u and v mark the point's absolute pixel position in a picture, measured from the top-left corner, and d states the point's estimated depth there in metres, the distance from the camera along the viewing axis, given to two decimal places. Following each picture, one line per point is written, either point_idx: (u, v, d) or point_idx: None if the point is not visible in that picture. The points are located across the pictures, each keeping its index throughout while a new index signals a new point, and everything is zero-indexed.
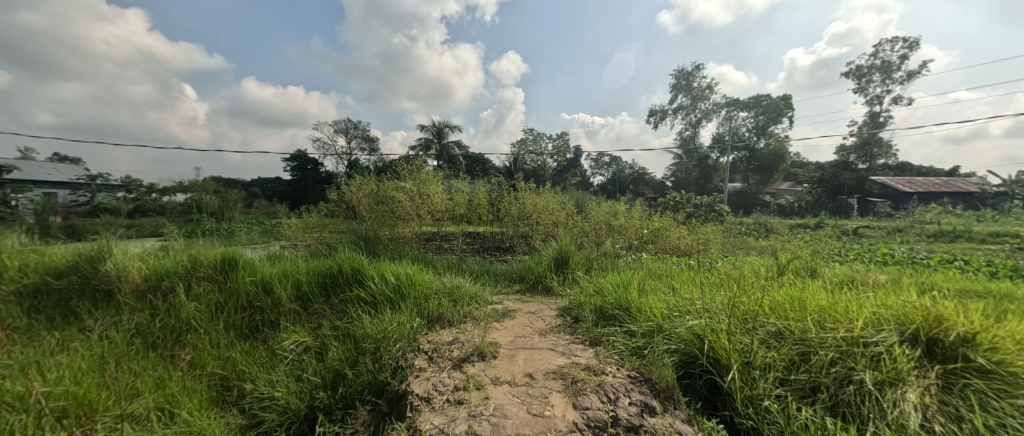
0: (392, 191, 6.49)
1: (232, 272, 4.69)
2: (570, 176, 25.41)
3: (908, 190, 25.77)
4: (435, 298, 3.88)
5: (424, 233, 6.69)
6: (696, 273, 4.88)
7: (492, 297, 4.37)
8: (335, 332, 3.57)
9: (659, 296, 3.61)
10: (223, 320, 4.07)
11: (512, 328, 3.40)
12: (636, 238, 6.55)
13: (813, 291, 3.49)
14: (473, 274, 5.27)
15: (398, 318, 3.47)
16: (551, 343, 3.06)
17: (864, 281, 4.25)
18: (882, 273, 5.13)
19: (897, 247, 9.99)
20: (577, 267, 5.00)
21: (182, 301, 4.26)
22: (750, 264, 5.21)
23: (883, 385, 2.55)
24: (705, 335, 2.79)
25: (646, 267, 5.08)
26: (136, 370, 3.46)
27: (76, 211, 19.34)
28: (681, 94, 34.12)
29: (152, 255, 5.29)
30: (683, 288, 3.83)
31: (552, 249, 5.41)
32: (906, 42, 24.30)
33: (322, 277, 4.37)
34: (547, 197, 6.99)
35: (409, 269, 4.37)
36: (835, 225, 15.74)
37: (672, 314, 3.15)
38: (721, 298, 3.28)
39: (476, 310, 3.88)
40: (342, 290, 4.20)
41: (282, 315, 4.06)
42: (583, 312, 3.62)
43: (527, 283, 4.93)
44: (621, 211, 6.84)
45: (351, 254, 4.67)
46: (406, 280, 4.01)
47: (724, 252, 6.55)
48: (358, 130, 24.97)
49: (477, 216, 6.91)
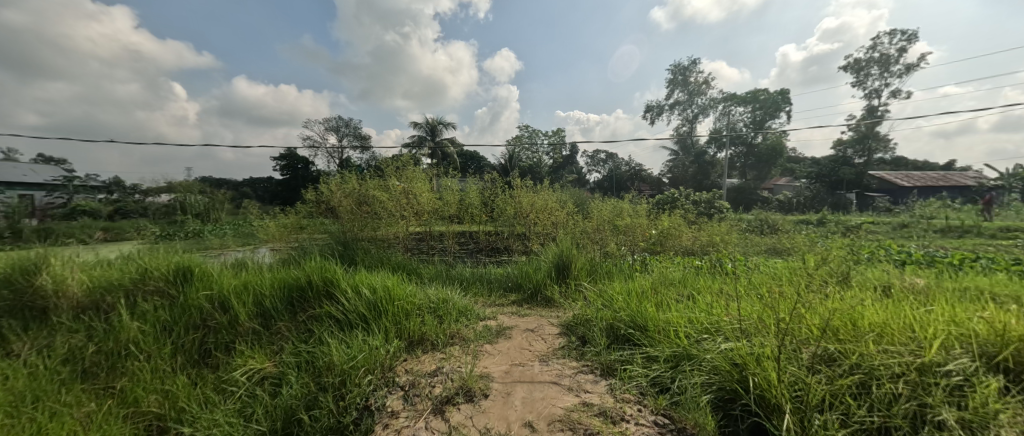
0: (375, 189, 5.90)
1: (187, 285, 4.09)
2: (567, 172, 24.91)
3: (906, 184, 25.56)
4: (417, 315, 3.32)
5: (411, 236, 6.11)
6: (714, 280, 4.36)
7: (484, 311, 3.81)
8: (297, 360, 3.00)
9: (680, 310, 3.08)
10: (171, 343, 3.48)
11: (508, 353, 2.86)
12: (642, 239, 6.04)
13: (860, 304, 2.98)
14: (463, 283, 4.71)
15: (372, 342, 2.91)
16: (556, 374, 2.52)
17: (907, 289, 3.75)
18: (916, 276, 4.65)
19: (909, 244, 9.58)
20: (580, 273, 4.46)
21: (124, 321, 3.65)
22: (773, 269, 4.70)
23: (970, 428, 2.05)
24: (746, 365, 2.27)
25: (657, 273, 4.55)
26: (55, 410, 2.87)
27: (53, 213, 18.51)
28: (678, 89, 33.64)
29: (100, 265, 4.66)
30: (707, 301, 3.30)
31: (551, 253, 4.87)
32: (904, 34, 24.02)
33: (289, 290, 3.79)
34: (544, 195, 6.43)
35: (389, 279, 3.80)
36: (838, 221, 15.34)
37: (700, 336, 2.63)
38: (758, 316, 2.75)
39: (466, 329, 3.33)
40: (311, 306, 3.63)
41: (239, 336, 3.48)
42: (592, 331, 3.08)
43: (524, 293, 4.38)
44: (625, 210, 6.32)
45: (324, 263, 4.09)
46: (384, 293, 3.44)
47: (737, 253, 6.05)
48: (348, 128, 24.19)
49: (469, 217, 6.35)
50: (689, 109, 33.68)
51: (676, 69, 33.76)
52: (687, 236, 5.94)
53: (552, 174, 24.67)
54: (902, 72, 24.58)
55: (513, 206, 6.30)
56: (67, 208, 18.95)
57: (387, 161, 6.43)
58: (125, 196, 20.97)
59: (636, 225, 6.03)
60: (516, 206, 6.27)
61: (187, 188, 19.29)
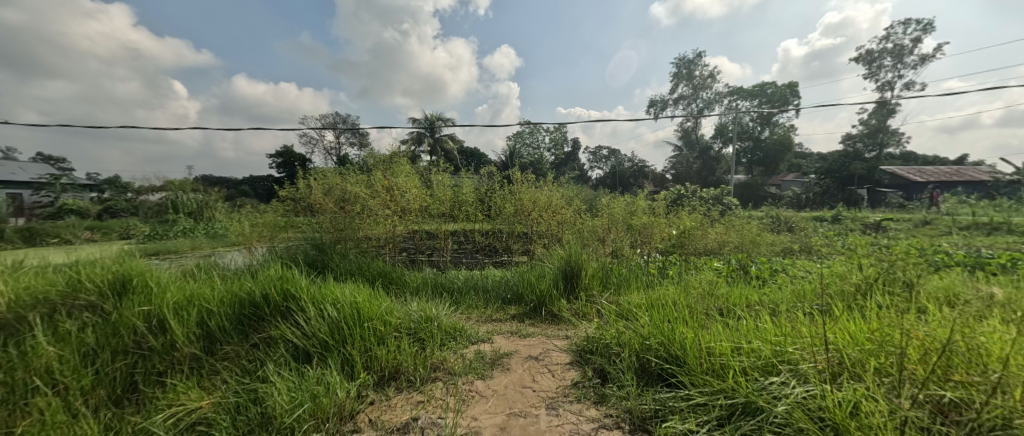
0: (357, 186, 5.19)
1: (125, 299, 3.42)
2: (569, 169, 24.17)
3: (919, 179, 24.76)
4: (392, 340, 2.66)
5: (397, 238, 5.41)
6: (751, 292, 3.67)
7: (477, 330, 3.15)
8: (236, 402, 2.33)
9: (725, 334, 2.40)
10: (91, 372, 2.81)
11: (504, 395, 2.19)
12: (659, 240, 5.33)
13: (960, 326, 2.29)
14: (454, 294, 4.03)
15: (328, 378, 2.25)
16: (572, 431, 1.85)
17: (997, 301, 3.05)
18: (984, 282, 3.96)
19: (941, 242, 8.85)
20: (592, 282, 3.79)
21: (37, 343, 2.96)
22: (819, 278, 4.01)
23: None
24: (841, 425, 1.61)
25: (681, 284, 3.88)
26: None
27: (38, 213, 17.87)
28: (682, 84, 32.79)
29: (31, 273, 3.98)
30: (756, 323, 2.62)
31: (556, 257, 4.19)
32: (920, 24, 23.19)
33: (241, 306, 3.12)
34: (548, 190, 5.73)
35: (362, 293, 3.13)
36: (854, 218, 14.60)
37: (763, 378, 1.96)
38: (836, 347, 2.08)
39: (454, 357, 2.66)
40: (265, 325, 2.97)
41: (175, 364, 2.82)
42: (613, 362, 2.41)
43: (525, 306, 3.70)
44: (638, 207, 5.62)
45: (286, 273, 3.42)
46: (352, 312, 2.78)
47: (765, 256, 5.36)
48: (342, 124, 23.45)
49: (463, 214, 5.66)
50: (694, 104, 32.84)
51: (680, 63, 32.95)
52: (709, 236, 5.24)
53: (554, 171, 23.94)
54: (916, 63, 23.76)
55: (513, 203, 5.60)
56: (54, 208, 18.32)
57: (371, 153, 5.72)
58: (116, 195, 20.29)
59: (652, 223, 5.34)
60: (517, 202, 5.57)
61: (176, 186, 18.62)
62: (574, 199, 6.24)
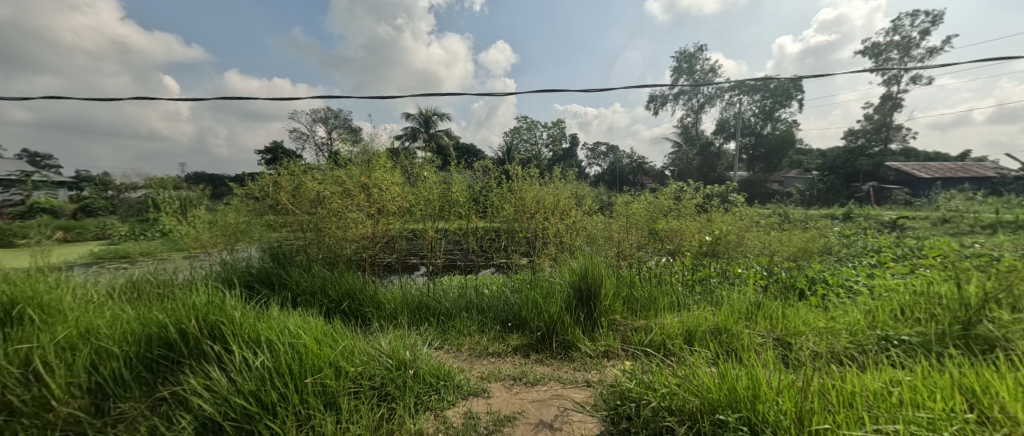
0: (328, 181, 4.34)
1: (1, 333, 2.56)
2: (569, 165, 23.42)
3: (924, 176, 24.29)
4: (347, 399, 1.87)
5: (369, 253, 4.27)
6: (813, 318, 2.92)
7: (469, 375, 2.36)
8: None
9: (832, 401, 1.63)
10: None
11: None
12: (694, 250, 4.32)
13: None
14: (441, 318, 3.23)
15: None
16: None
17: None
18: None
19: (970, 245, 8.26)
20: (611, 303, 3.04)
21: None
22: (891, 299, 3.26)
23: None
24: None
25: (722, 310, 3.12)
26: None
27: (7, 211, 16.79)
28: (683, 78, 32.02)
29: None
30: (860, 379, 1.86)
31: (567, 271, 3.41)
32: (928, 15, 22.65)
33: (146, 346, 2.29)
34: (553, 188, 4.92)
35: (313, 326, 2.32)
36: (868, 216, 13.98)
37: None
38: None
39: (434, 426, 1.86)
40: (176, 374, 2.15)
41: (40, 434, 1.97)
42: None
43: (530, 336, 2.93)
44: (661, 209, 4.76)
45: (218, 297, 2.60)
46: (293, 358, 1.98)
47: (812, 267, 4.50)
48: (333, 118, 22.63)
49: (454, 215, 4.59)
50: (695, 98, 32.11)
51: (680, 56, 32.24)
52: (749, 246, 4.35)
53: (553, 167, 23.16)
54: (924, 57, 23.19)
55: (513, 202, 4.77)
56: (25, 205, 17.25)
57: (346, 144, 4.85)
58: (93, 191, 19.18)
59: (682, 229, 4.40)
60: (517, 202, 4.74)
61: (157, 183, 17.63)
62: (584, 197, 5.44)
